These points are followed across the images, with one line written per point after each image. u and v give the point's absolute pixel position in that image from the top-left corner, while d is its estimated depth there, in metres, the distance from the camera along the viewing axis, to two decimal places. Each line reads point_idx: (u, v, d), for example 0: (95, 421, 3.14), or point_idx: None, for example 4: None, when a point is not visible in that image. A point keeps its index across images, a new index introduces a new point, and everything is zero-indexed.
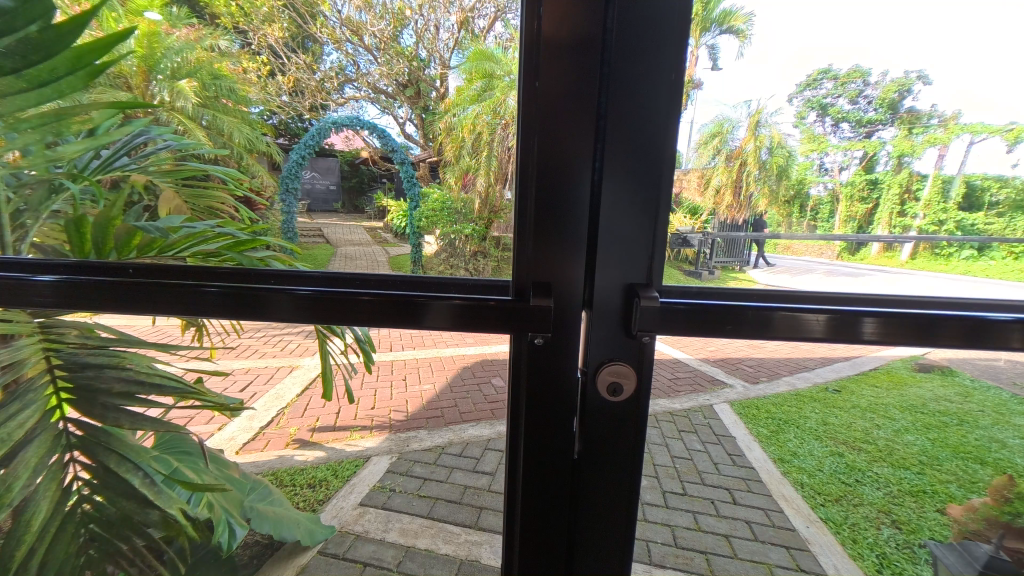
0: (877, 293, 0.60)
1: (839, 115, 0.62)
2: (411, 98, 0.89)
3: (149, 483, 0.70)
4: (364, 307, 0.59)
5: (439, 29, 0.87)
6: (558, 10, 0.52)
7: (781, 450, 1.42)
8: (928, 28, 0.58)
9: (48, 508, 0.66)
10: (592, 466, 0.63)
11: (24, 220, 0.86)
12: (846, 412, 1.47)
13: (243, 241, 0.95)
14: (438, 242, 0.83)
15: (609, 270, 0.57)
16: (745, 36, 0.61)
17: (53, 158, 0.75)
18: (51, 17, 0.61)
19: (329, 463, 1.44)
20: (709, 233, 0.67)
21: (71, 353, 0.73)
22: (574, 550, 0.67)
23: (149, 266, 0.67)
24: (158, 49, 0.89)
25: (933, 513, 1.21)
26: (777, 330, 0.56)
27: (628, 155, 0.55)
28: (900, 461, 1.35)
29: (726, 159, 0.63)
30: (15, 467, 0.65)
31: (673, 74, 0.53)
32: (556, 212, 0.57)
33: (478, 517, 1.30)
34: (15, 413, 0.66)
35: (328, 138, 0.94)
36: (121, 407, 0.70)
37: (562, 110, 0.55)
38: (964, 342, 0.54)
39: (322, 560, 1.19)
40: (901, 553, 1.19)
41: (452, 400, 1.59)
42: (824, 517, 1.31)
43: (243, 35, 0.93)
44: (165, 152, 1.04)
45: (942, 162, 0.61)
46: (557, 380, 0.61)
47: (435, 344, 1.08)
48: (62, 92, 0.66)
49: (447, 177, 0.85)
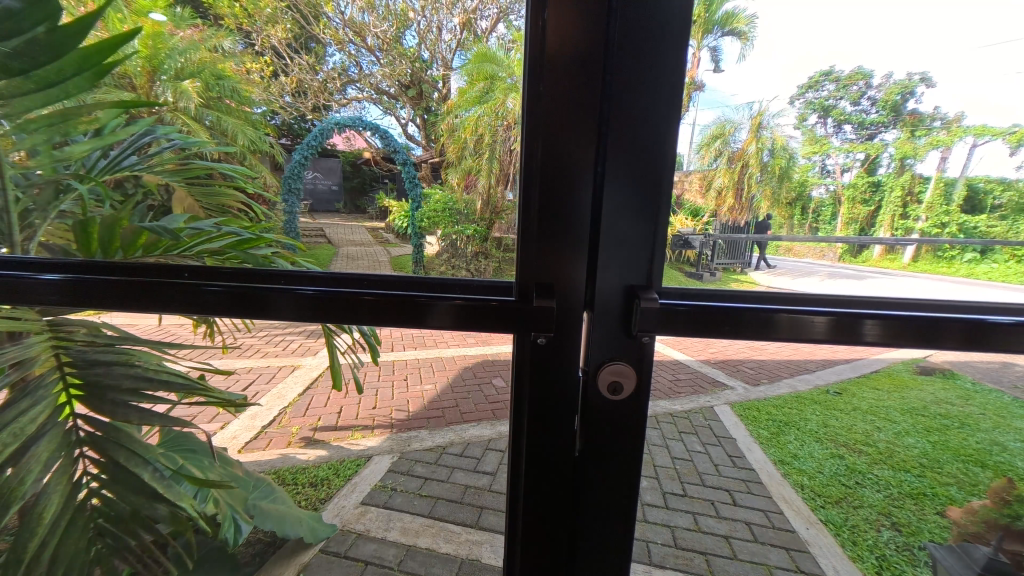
0: (878, 295, 0.60)
1: (841, 116, 0.63)
2: (413, 99, 0.92)
3: (160, 478, 0.71)
4: (367, 307, 0.60)
5: (440, 30, 0.88)
6: (562, 17, 0.53)
7: (782, 451, 1.46)
8: (930, 31, 0.58)
9: (58, 502, 0.66)
10: (593, 463, 0.63)
11: (33, 219, 0.85)
12: (847, 414, 1.49)
13: (246, 240, 0.95)
14: (438, 243, 0.83)
15: (609, 270, 0.58)
16: (747, 37, 0.61)
17: (60, 158, 0.79)
18: (60, 18, 0.61)
19: (330, 462, 1.45)
20: (711, 234, 0.67)
21: (80, 350, 0.73)
22: (575, 550, 0.67)
23: (154, 265, 0.67)
24: (163, 49, 0.91)
25: (933, 515, 1.21)
26: (780, 331, 0.56)
27: (629, 158, 0.55)
28: (900, 463, 1.37)
29: (727, 160, 0.65)
30: (27, 462, 0.65)
31: (674, 78, 0.53)
32: (558, 213, 0.57)
33: (478, 517, 1.31)
34: (26, 409, 0.66)
35: (329, 139, 0.95)
36: (131, 403, 0.70)
37: (564, 115, 0.55)
38: (963, 344, 0.55)
39: (325, 558, 1.20)
40: (901, 555, 1.18)
41: (452, 400, 1.49)
42: (824, 518, 1.29)
43: (247, 36, 0.93)
44: (169, 151, 1.02)
45: (945, 164, 0.61)
46: (558, 379, 0.61)
47: (435, 343, 1.10)
48: (70, 92, 0.67)
49: (449, 178, 0.87)
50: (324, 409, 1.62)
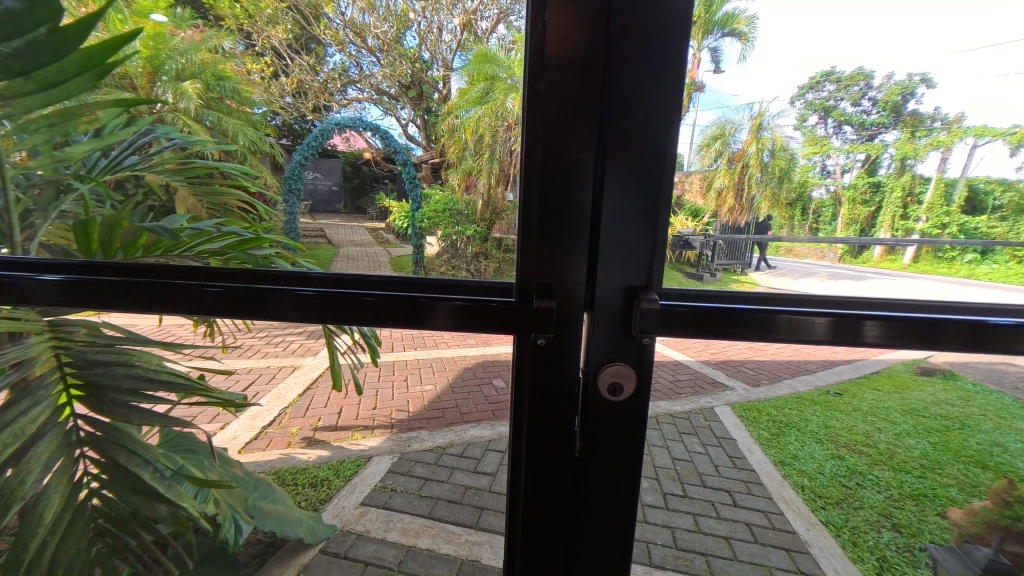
0: (878, 297, 0.60)
1: (841, 117, 0.62)
2: (413, 100, 0.90)
3: (160, 478, 0.71)
4: (367, 308, 0.60)
5: (441, 31, 0.88)
6: (562, 19, 0.53)
7: (781, 452, 1.45)
8: (927, 33, 0.59)
9: (59, 502, 0.66)
10: (593, 464, 0.63)
11: (34, 219, 0.85)
12: (847, 415, 1.53)
13: (247, 240, 0.94)
14: (438, 243, 0.84)
15: (609, 271, 0.58)
16: (748, 38, 0.61)
17: (61, 158, 0.80)
18: (60, 19, 0.60)
19: (330, 463, 1.44)
20: (711, 235, 0.68)
21: (80, 351, 0.73)
22: (575, 550, 0.67)
23: (153, 265, 0.67)
24: (163, 49, 0.91)
25: (934, 516, 1.20)
26: (779, 332, 0.56)
27: (629, 160, 0.55)
28: (900, 465, 1.38)
29: (728, 161, 0.65)
30: (27, 462, 0.65)
31: (674, 79, 0.53)
32: (558, 214, 0.57)
33: (478, 517, 1.31)
34: (27, 409, 0.66)
35: (330, 140, 0.96)
36: (130, 403, 0.70)
37: (564, 116, 0.55)
38: (963, 345, 0.55)
39: (324, 559, 1.19)
40: (901, 556, 1.14)
41: (451, 400, 1.51)
42: (824, 519, 1.27)
43: (247, 37, 0.94)
44: (169, 151, 1.01)
45: (946, 165, 0.60)
46: (558, 380, 0.61)
47: (435, 343, 1.10)
48: (70, 93, 0.67)
49: (450, 179, 0.87)
50: (324, 409, 1.63)
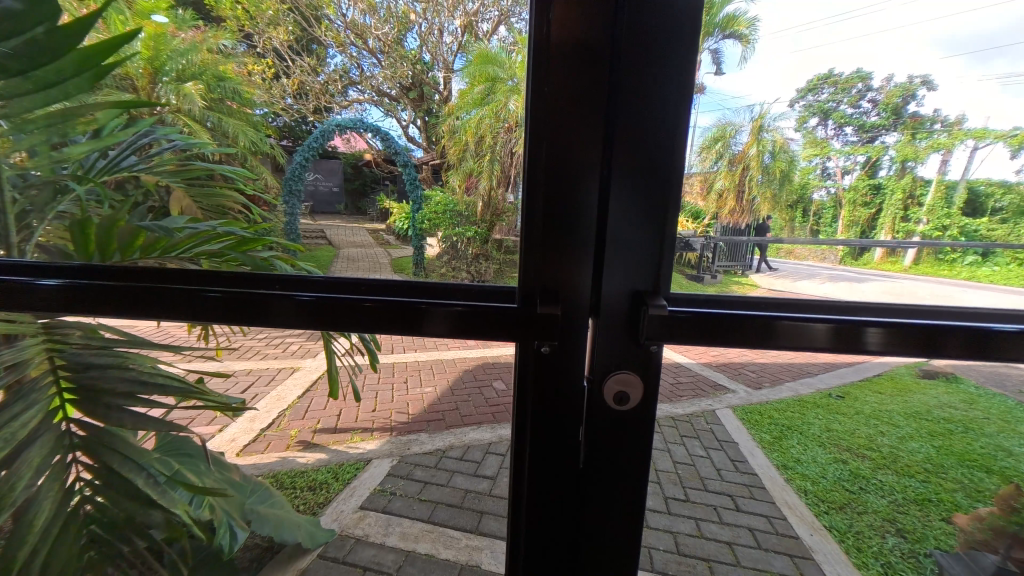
0: (882, 304, 0.60)
1: (841, 119, 0.61)
2: (415, 102, 0.89)
3: (154, 483, 0.69)
4: (366, 313, 0.59)
5: (442, 33, 0.85)
6: (567, 17, 0.52)
7: (783, 456, 1.42)
8: (922, 37, 0.59)
9: (51, 508, 0.65)
10: (597, 467, 0.63)
11: (31, 220, 0.85)
12: (850, 419, 1.41)
13: (245, 240, 0.92)
14: (438, 244, 0.86)
15: (615, 276, 0.57)
16: (750, 41, 0.60)
17: (58, 158, 0.79)
18: (57, 19, 0.61)
19: (330, 465, 1.42)
20: (711, 237, 0.66)
21: (74, 353, 0.74)
22: (579, 550, 0.66)
23: (148, 269, 0.66)
24: (164, 51, 0.88)
25: (938, 521, 1.14)
26: (781, 339, 0.55)
27: (636, 161, 0.54)
28: (905, 469, 1.28)
29: (728, 163, 0.64)
30: (19, 466, 0.64)
31: (683, 79, 0.53)
32: (564, 217, 0.57)
33: (478, 522, 1.28)
34: (18, 413, 0.66)
35: (331, 141, 0.99)
36: (124, 407, 0.70)
37: (570, 117, 0.55)
38: (967, 352, 0.55)
39: (322, 563, 1.19)
40: (906, 563, 1.12)
41: (452, 403, 1.53)
42: (828, 524, 1.24)
43: (249, 38, 1.01)
44: (169, 152, 1.00)
45: (946, 166, 0.59)
46: (563, 387, 0.61)
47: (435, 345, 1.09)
48: (69, 93, 0.67)
49: (450, 180, 0.89)
50: (324, 412, 1.63)
